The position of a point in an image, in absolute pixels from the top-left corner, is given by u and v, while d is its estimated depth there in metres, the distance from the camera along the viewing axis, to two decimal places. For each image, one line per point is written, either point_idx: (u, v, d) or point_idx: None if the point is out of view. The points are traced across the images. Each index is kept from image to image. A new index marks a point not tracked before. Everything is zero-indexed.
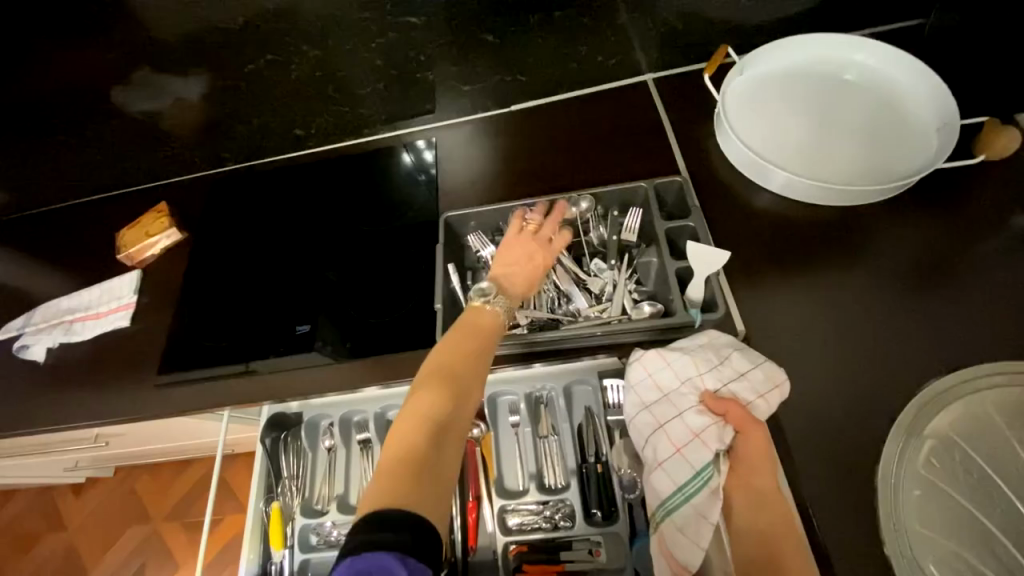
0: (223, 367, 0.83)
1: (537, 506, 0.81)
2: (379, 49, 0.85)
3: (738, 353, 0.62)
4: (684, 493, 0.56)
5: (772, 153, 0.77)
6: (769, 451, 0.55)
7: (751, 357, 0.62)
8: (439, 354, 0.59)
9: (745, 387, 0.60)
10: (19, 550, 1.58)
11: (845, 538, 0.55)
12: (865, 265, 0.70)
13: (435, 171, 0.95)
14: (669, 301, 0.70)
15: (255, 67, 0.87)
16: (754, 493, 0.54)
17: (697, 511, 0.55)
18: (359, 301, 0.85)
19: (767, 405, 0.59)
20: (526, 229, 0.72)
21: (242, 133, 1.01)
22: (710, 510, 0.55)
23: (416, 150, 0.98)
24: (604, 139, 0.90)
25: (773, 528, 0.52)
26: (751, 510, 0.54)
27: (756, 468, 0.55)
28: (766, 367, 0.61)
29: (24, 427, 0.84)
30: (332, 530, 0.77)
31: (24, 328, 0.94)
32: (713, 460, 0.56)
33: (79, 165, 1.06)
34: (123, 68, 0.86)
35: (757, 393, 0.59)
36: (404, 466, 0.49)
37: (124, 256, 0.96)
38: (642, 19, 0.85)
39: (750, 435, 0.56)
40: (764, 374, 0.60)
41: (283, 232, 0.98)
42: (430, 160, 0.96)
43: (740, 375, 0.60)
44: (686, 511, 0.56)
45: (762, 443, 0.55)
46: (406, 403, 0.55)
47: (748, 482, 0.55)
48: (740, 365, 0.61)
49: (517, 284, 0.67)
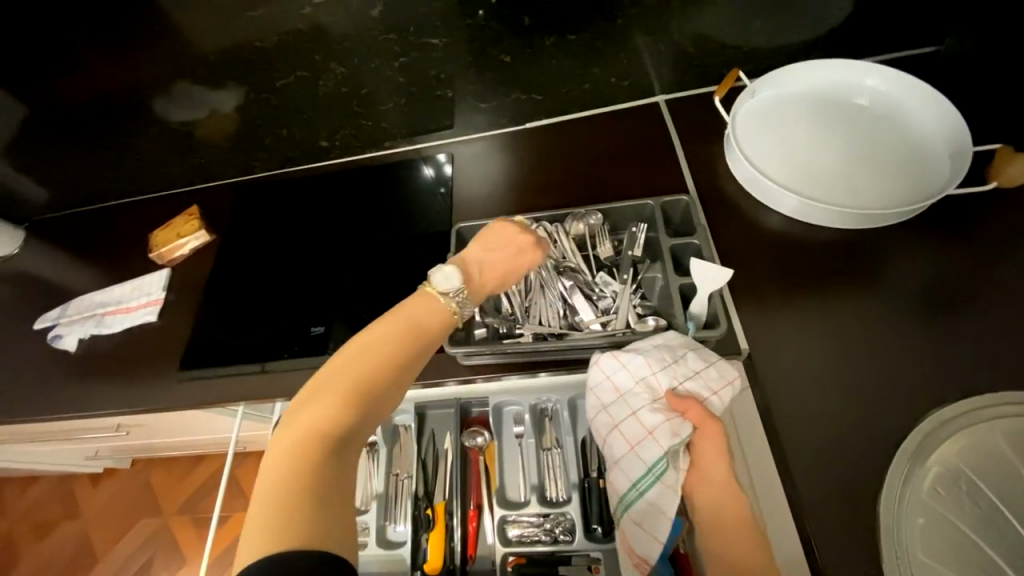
0: (241, 364, 0.86)
1: (537, 519, 0.86)
2: (402, 67, 0.89)
3: (693, 353, 0.62)
4: (638, 488, 0.57)
5: (783, 175, 0.78)
6: (724, 445, 0.55)
7: (705, 356, 0.62)
8: (367, 348, 0.55)
9: (701, 383, 0.60)
10: (37, 535, 1.64)
11: (846, 562, 0.54)
12: (875, 289, 0.70)
13: (450, 187, 0.98)
14: (672, 315, 0.70)
15: (286, 82, 0.92)
16: (714, 491, 0.53)
17: (653, 506, 0.55)
18: (371, 304, 0.88)
19: (721, 401, 0.59)
20: (508, 238, 0.71)
21: (270, 143, 1.07)
22: (666, 505, 0.54)
23: (428, 167, 1.02)
24: (616, 157, 0.92)
25: (734, 527, 0.51)
26: (713, 506, 0.53)
27: (712, 463, 0.54)
28: (718, 364, 0.62)
29: (55, 412, 0.89)
30: (368, 524, 0.91)
31: (59, 318, 1.00)
32: (666, 456, 0.55)
33: (121, 169, 1.13)
34: (166, 81, 0.93)
35: (711, 389, 0.60)
36: (302, 489, 0.44)
37: (157, 255, 1.01)
38: (655, 43, 0.87)
39: (707, 432, 0.55)
40: (717, 371, 0.61)
41: (304, 239, 1.02)
42: (448, 175, 0.99)
43: (695, 373, 0.60)
44: (641, 507, 0.56)
45: (720, 441, 0.55)
46: (311, 407, 0.50)
47: (706, 477, 0.54)
48: (695, 364, 0.61)
49: (484, 276, 0.67)
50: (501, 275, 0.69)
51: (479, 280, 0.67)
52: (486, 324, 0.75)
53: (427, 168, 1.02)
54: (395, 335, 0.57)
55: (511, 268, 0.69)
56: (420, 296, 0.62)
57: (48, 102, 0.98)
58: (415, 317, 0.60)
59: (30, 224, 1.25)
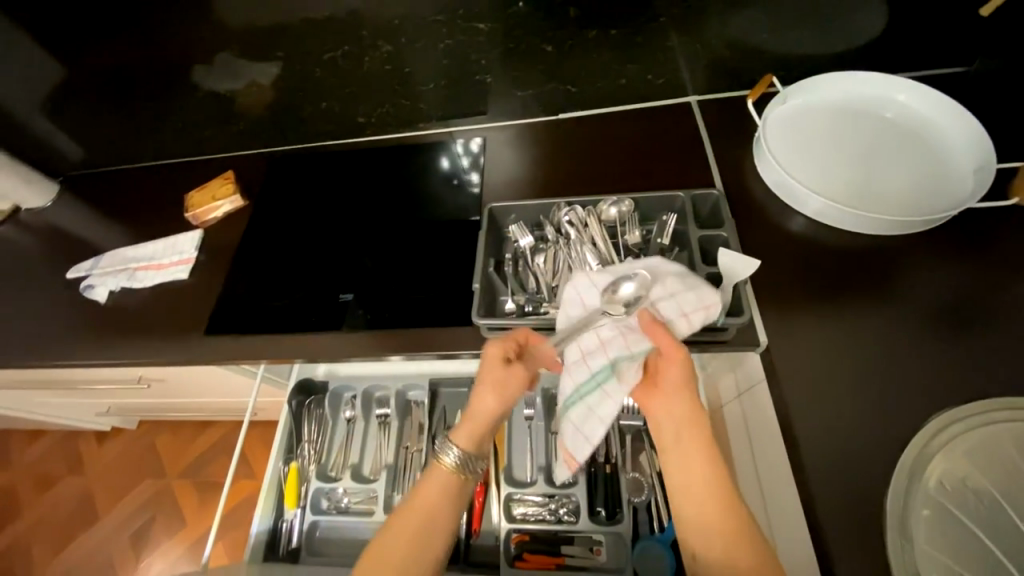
0: (268, 326, 0.88)
1: (542, 499, 0.92)
2: (446, 49, 0.91)
3: (676, 278, 0.66)
4: (580, 393, 0.63)
5: (810, 179, 0.80)
6: (688, 376, 0.59)
7: (688, 281, 0.65)
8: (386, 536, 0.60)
9: (673, 305, 0.63)
10: (40, 488, 1.67)
11: (854, 544, 0.56)
12: (894, 293, 0.72)
13: (458, 181, 1.01)
14: None
15: (331, 56, 0.94)
16: (674, 412, 0.59)
17: (588, 408, 0.62)
18: (398, 277, 0.90)
19: (690, 323, 0.62)
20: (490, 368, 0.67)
21: (308, 117, 1.09)
22: (601, 407, 0.61)
23: (444, 158, 1.06)
24: (645, 151, 0.95)
25: (691, 447, 0.57)
26: (674, 426, 0.58)
27: (676, 390, 0.59)
28: (699, 290, 0.64)
29: (87, 358, 0.92)
30: (377, 493, 0.98)
31: (92, 270, 1.02)
32: (611, 366, 0.62)
33: (159, 131, 1.16)
34: (216, 47, 0.96)
35: (683, 312, 0.63)
36: None
37: (191, 215, 1.03)
38: (692, 44, 0.90)
39: (670, 359, 0.60)
40: (695, 295, 0.63)
41: (334, 212, 1.04)
42: (464, 168, 1.02)
43: (671, 295, 0.64)
44: (579, 410, 0.63)
45: (685, 370, 0.59)
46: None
47: (668, 401, 0.60)
48: (673, 287, 0.64)
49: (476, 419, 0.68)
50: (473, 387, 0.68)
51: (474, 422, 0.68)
52: (513, 301, 0.75)
53: (444, 158, 1.05)
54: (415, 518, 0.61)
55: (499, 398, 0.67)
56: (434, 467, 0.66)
57: (97, 59, 1.00)
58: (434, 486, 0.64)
59: (65, 178, 1.28)
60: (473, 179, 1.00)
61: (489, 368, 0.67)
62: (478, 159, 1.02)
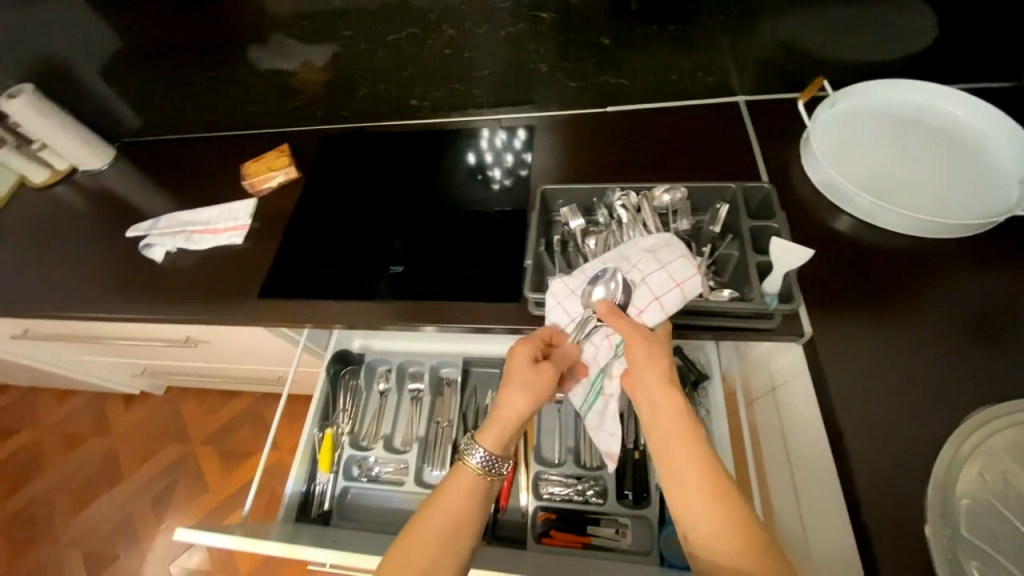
0: (320, 292, 0.91)
1: (571, 479, 0.94)
2: (506, 37, 0.94)
3: (645, 263, 0.71)
4: (587, 405, 0.72)
5: (856, 179, 0.82)
6: (652, 353, 0.64)
7: (657, 263, 0.70)
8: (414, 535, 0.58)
9: (645, 292, 0.69)
10: (66, 447, 1.72)
11: (890, 521, 0.59)
12: (936, 292, 0.74)
13: (482, 176, 1.04)
14: (747, 290, 0.70)
15: (395, 38, 0.98)
16: (647, 389, 0.62)
17: (598, 413, 0.72)
18: (445, 253, 0.93)
19: (664, 305, 0.67)
20: (518, 364, 0.69)
21: (362, 97, 1.12)
22: (608, 406, 0.71)
23: (470, 153, 1.08)
24: (692, 146, 0.97)
25: (671, 426, 0.59)
26: (650, 406, 0.62)
27: (643, 368, 0.63)
28: (668, 269, 0.69)
29: (146, 312, 0.96)
30: (408, 464, 1.01)
31: (150, 230, 1.06)
32: (602, 371, 0.71)
33: (216, 101, 1.20)
34: (287, 24, 1.00)
35: (656, 295, 0.68)
36: None
37: (247, 183, 1.07)
38: (747, 44, 0.92)
39: (636, 340, 0.65)
40: (665, 278, 0.68)
41: (383, 189, 1.08)
42: (488, 163, 1.06)
43: (642, 280, 0.69)
44: (593, 415, 0.72)
45: (648, 347, 0.64)
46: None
47: (640, 379, 0.63)
48: (644, 273, 0.70)
49: (505, 418, 0.68)
50: (502, 386, 0.69)
51: (503, 419, 0.68)
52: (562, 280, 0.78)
53: (469, 153, 1.08)
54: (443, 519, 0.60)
55: (529, 395, 0.67)
56: (458, 470, 0.65)
57: (168, 28, 1.05)
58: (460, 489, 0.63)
59: (121, 144, 1.33)
60: (495, 175, 1.03)
61: (517, 364, 0.69)
62: (498, 155, 1.06)
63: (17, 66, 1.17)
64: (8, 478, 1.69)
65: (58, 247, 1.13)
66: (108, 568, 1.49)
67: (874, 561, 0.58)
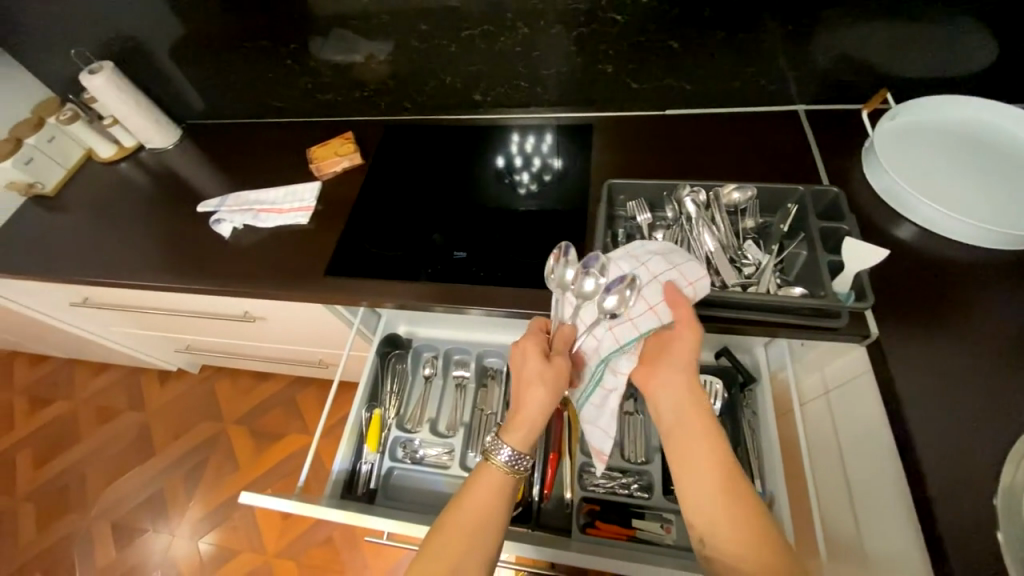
0: (384, 273, 0.94)
1: (617, 473, 0.95)
2: (577, 37, 0.98)
3: (657, 261, 0.71)
4: (585, 395, 0.73)
5: (922, 188, 0.84)
6: (692, 351, 0.64)
7: (669, 262, 0.70)
8: (442, 529, 0.60)
9: (656, 290, 0.69)
10: (102, 418, 1.75)
11: (965, 516, 0.59)
12: (1007, 300, 0.75)
13: (502, 180, 1.08)
14: (818, 287, 0.71)
15: (469, 33, 1.02)
16: (673, 385, 0.63)
17: (596, 405, 0.72)
18: (506, 242, 0.96)
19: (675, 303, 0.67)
20: (530, 360, 0.70)
21: (427, 91, 1.16)
22: (605, 402, 0.71)
23: (499, 158, 1.11)
24: (751, 151, 1.00)
25: (691, 424, 0.60)
26: (676, 402, 0.62)
27: (676, 363, 0.64)
28: (680, 269, 0.69)
29: (213, 283, 0.99)
30: (454, 448, 1.03)
31: (220, 207, 1.10)
32: (602, 363, 0.71)
33: (283, 88, 1.24)
34: (364, 17, 1.04)
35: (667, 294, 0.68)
36: None
37: (315, 167, 1.11)
38: (814, 54, 0.95)
39: (686, 334, 0.64)
40: (676, 278, 0.69)
41: (442, 179, 1.11)
42: (515, 167, 1.09)
43: (652, 277, 0.70)
44: (591, 407, 0.73)
45: (692, 344, 0.64)
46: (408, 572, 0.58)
47: (669, 374, 0.64)
48: (654, 271, 0.70)
49: (524, 415, 0.68)
50: (517, 384, 0.70)
51: (523, 417, 0.68)
52: None
53: (499, 157, 1.11)
54: (471, 516, 0.61)
55: (545, 389, 0.68)
56: (484, 468, 0.66)
57: (249, 15, 1.09)
58: (487, 488, 0.64)
59: (186, 125, 1.38)
60: (523, 179, 1.07)
61: (527, 360, 0.70)
62: (528, 159, 1.09)
63: (99, 46, 1.23)
64: (44, 445, 1.73)
65: (125, 219, 1.17)
66: (136, 540, 1.51)
67: (949, 555, 0.58)
